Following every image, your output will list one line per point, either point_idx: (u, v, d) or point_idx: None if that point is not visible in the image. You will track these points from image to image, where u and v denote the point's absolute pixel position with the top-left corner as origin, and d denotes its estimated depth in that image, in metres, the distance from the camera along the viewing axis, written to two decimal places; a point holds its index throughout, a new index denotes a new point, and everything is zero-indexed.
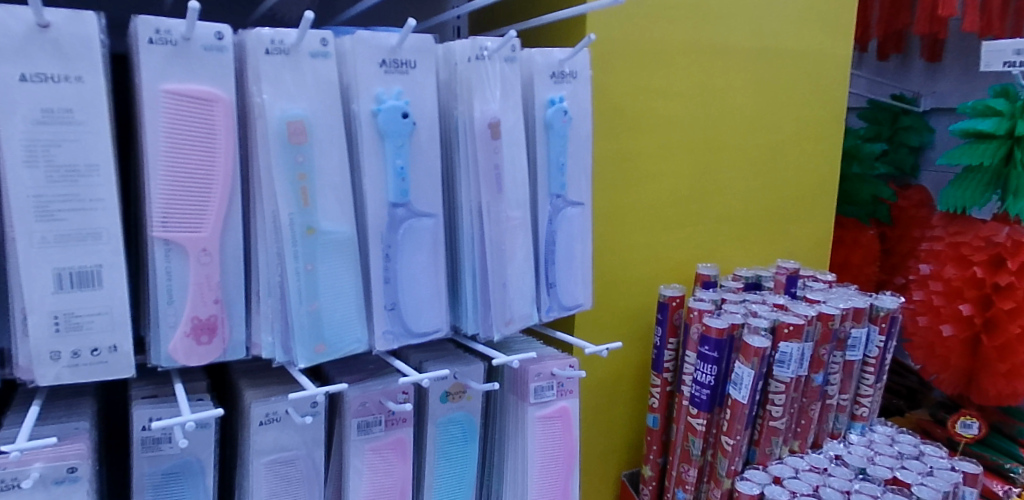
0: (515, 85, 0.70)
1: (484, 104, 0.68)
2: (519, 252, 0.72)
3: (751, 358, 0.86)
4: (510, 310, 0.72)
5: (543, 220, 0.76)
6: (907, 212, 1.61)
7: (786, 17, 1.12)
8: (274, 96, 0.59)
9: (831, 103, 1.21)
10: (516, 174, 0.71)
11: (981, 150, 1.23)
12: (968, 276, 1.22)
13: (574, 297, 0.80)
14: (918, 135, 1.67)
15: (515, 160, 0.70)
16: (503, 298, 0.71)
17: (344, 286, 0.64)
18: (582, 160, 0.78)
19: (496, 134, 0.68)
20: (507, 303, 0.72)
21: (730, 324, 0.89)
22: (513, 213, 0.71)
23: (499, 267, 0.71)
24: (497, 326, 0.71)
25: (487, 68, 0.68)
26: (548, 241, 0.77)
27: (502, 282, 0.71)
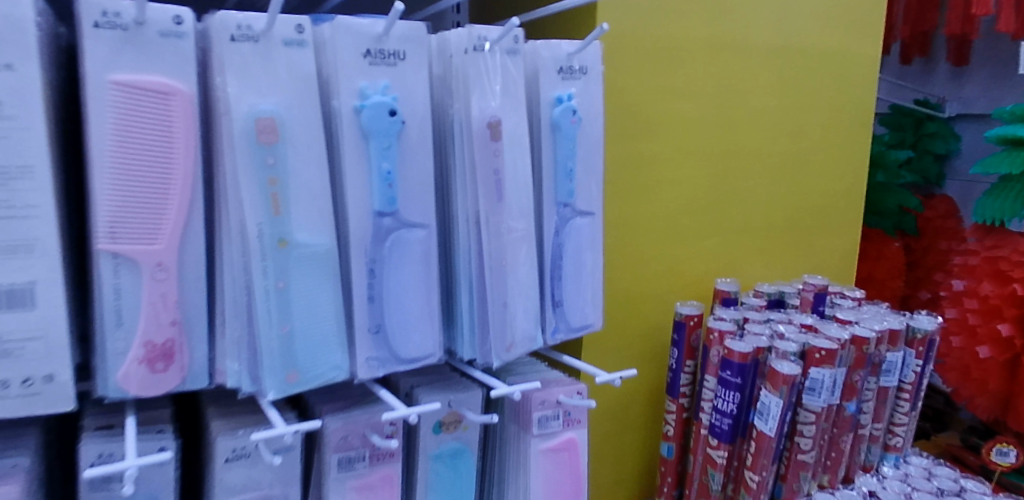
0: (518, 80, 0.63)
1: (483, 100, 0.60)
2: (522, 268, 0.64)
3: (779, 386, 0.77)
4: (511, 334, 0.64)
5: (550, 232, 0.68)
6: (933, 224, 1.54)
7: (813, 14, 1.04)
8: (241, 89, 0.51)
9: (858, 107, 1.13)
10: (520, 180, 0.63)
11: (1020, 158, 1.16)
12: (1007, 294, 1.14)
13: (582, 318, 0.72)
14: (944, 142, 1.58)
15: (517, 164, 0.63)
16: (503, 320, 0.63)
17: (321, 305, 0.56)
18: (592, 167, 0.70)
19: (497, 134, 0.61)
20: (509, 326, 0.64)
21: (754, 347, 0.81)
22: (516, 225, 0.63)
23: (500, 286, 0.63)
24: (497, 351, 0.63)
25: (487, 61, 0.60)
26: (555, 255, 0.69)
27: (502, 303, 0.63)
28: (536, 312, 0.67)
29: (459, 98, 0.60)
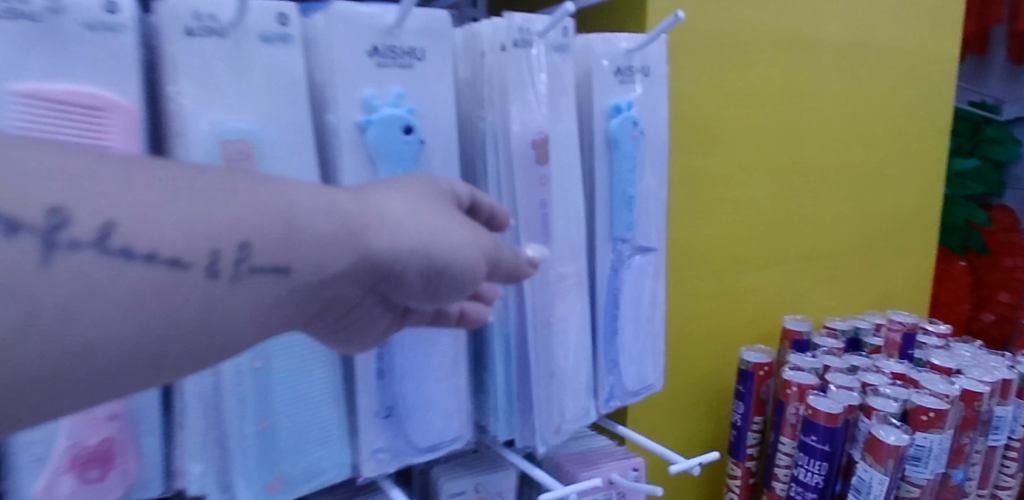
0: (567, 85, 0.49)
1: (524, 112, 0.46)
2: (575, 327, 0.51)
3: (885, 460, 0.63)
4: (561, 410, 0.51)
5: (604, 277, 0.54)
6: (998, 238, 1.38)
7: (891, 5, 0.90)
8: (204, 101, 0.38)
9: (936, 112, 0.99)
10: (573, 213, 0.50)
11: None
12: None
13: (641, 382, 0.58)
14: (1004, 148, 1.42)
15: (568, 193, 0.50)
16: (551, 393, 0.50)
17: (313, 383, 0.44)
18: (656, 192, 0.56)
19: (543, 156, 0.47)
20: (559, 399, 0.50)
21: (845, 407, 0.67)
22: (568, 271, 0.50)
23: (548, 349, 0.49)
24: (543, 435, 0.50)
25: (531, 60, 0.46)
26: (610, 305, 0.55)
27: (551, 372, 0.50)
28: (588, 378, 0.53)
29: (492, 110, 0.47)
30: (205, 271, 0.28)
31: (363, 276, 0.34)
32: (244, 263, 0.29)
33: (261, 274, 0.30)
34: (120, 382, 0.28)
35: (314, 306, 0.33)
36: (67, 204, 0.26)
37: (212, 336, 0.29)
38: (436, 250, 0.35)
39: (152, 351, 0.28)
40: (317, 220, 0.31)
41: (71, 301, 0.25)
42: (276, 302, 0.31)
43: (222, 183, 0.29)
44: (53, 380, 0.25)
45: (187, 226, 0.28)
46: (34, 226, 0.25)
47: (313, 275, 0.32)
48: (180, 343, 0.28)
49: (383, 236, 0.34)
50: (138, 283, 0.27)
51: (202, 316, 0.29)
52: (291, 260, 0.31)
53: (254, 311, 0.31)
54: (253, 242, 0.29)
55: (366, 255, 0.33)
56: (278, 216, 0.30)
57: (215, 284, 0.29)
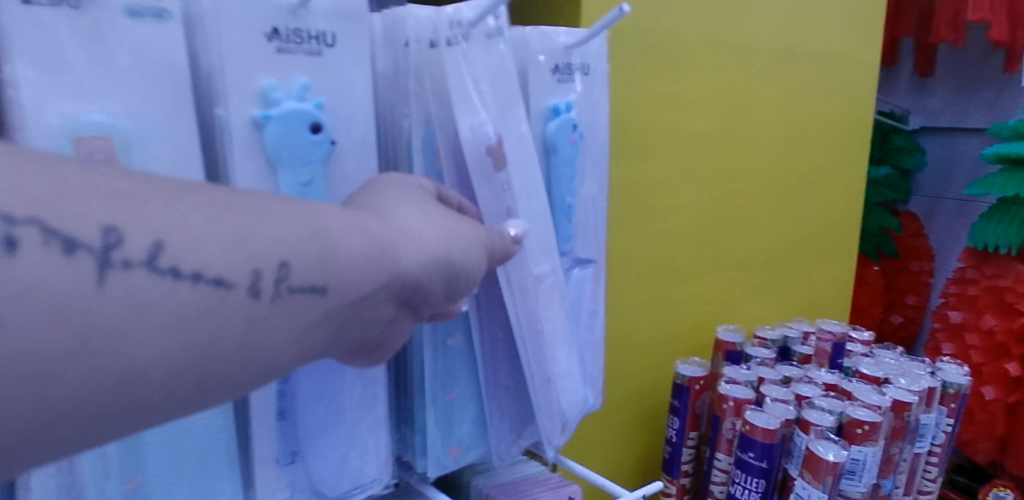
0: (513, 82, 0.44)
1: (472, 115, 0.42)
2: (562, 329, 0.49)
3: (824, 478, 0.61)
4: (559, 414, 0.50)
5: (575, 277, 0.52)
6: (908, 243, 1.42)
7: (821, 11, 0.89)
8: (51, 88, 0.31)
9: (859, 121, 1.00)
10: (532, 221, 0.46)
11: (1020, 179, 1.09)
12: (1013, 329, 1.06)
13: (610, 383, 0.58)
14: (911, 157, 1.47)
15: (531, 197, 0.46)
16: (549, 396, 0.48)
17: (193, 437, 0.38)
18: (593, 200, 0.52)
19: (500, 161, 0.43)
20: (557, 403, 0.49)
21: (782, 422, 0.65)
22: (550, 272, 0.48)
23: (540, 356, 0.47)
24: (551, 438, 0.49)
25: (469, 60, 0.42)
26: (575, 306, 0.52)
27: (546, 377, 0.48)
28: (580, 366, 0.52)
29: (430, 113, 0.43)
30: (250, 290, 0.27)
31: (394, 292, 0.33)
32: (285, 281, 0.28)
33: (301, 293, 0.29)
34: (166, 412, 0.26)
35: (350, 329, 0.32)
36: (118, 221, 0.25)
37: (257, 363, 0.28)
38: (451, 260, 0.36)
39: (200, 374, 0.26)
40: (349, 239, 0.31)
41: (123, 322, 0.24)
42: (313, 325, 0.30)
43: (248, 206, 0.28)
44: (101, 407, 0.24)
45: (232, 243, 0.27)
46: (88, 244, 0.24)
47: (348, 293, 0.31)
48: (228, 367, 0.27)
49: (408, 251, 0.34)
50: (186, 302, 0.25)
51: (246, 342, 0.28)
52: (328, 279, 0.30)
53: (294, 337, 0.30)
54: (292, 261, 0.29)
55: (393, 270, 0.33)
56: (311, 234, 0.30)
57: (258, 304, 0.28)
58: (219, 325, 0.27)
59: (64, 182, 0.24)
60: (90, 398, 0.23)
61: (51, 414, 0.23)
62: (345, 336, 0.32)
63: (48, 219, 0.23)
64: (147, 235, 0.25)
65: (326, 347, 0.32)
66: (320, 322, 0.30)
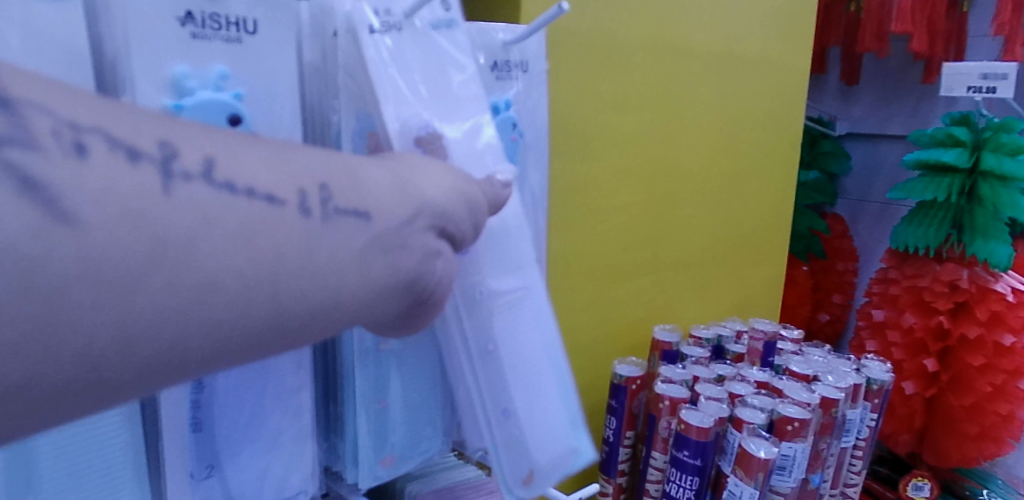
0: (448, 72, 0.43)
1: (398, 104, 0.40)
2: (522, 367, 0.47)
3: (756, 475, 0.62)
4: (523, 453, 0.47)
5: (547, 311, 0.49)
6: (835, 245, 1.48)
7: (754, 17, 0.91)
8: None
9: (791, 125, 1.02)
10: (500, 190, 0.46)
11: (940, 184, 1.14)
12: (932, 326, 1.12)
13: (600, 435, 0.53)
14: (838, 162, 1.52)
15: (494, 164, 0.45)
16: (510, 432, 0.47)
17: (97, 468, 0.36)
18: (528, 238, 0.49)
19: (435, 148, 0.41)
20: (519, 442, 0.47)
21: (716, 420, 0.65)
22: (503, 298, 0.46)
23: (494, 384, 0.46)
24: (511, 478, 0.47)
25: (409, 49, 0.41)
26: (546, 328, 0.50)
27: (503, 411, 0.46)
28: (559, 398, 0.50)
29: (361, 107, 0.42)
30: (299, 207, 0.31)
31: (435, 221, 0.37)
32: (329, 202, 0.33)
33: (346, 215, 0.33)
34: (246, 328, 0.30)
35: (405, 262, 0.35)
36: (170, 137, 0.29)
37: (324, 283, 0.32)
38: (468, 195, 0.39)
39: (270, 288, 0.30)
40: (375, 176, 0.36)
41: (190, 231, 0.28)
42: (365, 249, 0.34)
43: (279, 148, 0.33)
44: (182, 317, 0.27)
45: (278, 167, 0.32)
46: (147, 154, 0.28)
47: (389, 219, 0.35)
48: (298, 284, 0.31)
49: (433, 188, 0.37)
50: (245, 215, 0.29)
51: (307, 264, 0.31)
52: (367, 205, 0.34)
53: (349, 267, 0.33)
54: (330, 184, 0.33)
55: (421, 201, 0.36)
56: (339, 168, 0.34)
57: (310, 221, 0.32)
58: (280, 243, 0.30)
59: (91, 110, 0.28)
60: (170, 311, 0.27)
61: (138, 319, 0.26)
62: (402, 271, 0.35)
63: (108, 129, 0.27)
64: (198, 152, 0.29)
65: (388, 282, 0.35)
66: (370, 247, 0.34)
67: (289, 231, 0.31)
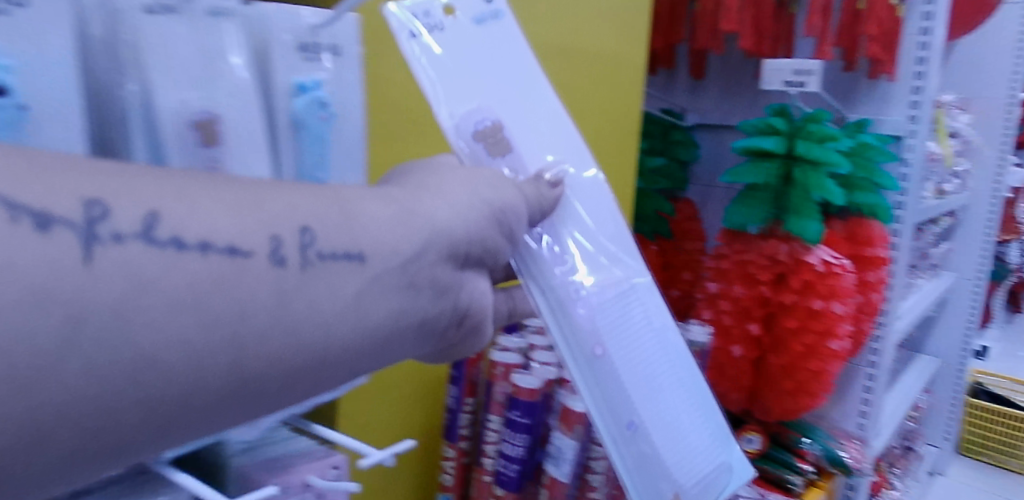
0: (477, 59, 0.63)
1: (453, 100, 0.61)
2: (634, 370, 0.63)
3: (574, 426, 0.68)
4: (646, 452, 0.63)
5: (641, 312, 0.66)
6: (682, 226, 1.60)
7: (585, 15, 0.99)
8: None
9: (630, 116, 1.11)
10: (571, 151, 0.65)
11: (763, 169, 1.26)
12: (755, 296, 1.26)
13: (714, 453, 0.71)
14: (687, 150, 1.63)
15: (521, 122, 0.64)
16: (632, 438, 0.62)
17: None
18: (609, 245, 0.65)
19: (495, 127, 0.62)
20: (638, 444, 0.63)
21: (543, 382, 0.71)
22: (597, 304, 0.62)
23: (608, 387, 0.61)
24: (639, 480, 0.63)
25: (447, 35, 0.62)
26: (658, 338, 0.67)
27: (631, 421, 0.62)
28: (676, 406, 0.67)
29: (149, 79, 0.50)
30: (271, 256, 0.41)
31: (440, 246, 0.49)
32: (310, 246, 0.43)
33: (336, 259, 0.44)
34: (209, 383, 0.39)
35: (424, 305, 0.49)
36: (98, 199, 0.37)
37: (309, 338, 0.42)
38: (475, 217, 0.52)
39: (231, 344, 0.39)
40: (376, 209, 0.47)
41: (121, 302, 0.36)
42: (367, 290, 0.45)
43: (259, 191, 0.43)
44: (119, 380, 0.36)
45: (245, 222, 0.41)
46: (71, 225, 0.36)
47: (390, 258, 0.46)
48: (254, 329, 0.39)
49: (439, 209, 0.50)
50: (193, 274, 0.38)
51: (277, 316, 0.41)
52: (361, 247, 0.45)
53: (348, 320, 0.44)
54: (314, 226, 0.44)
55: (431, 228, 0.49)
56: (335, 206, 0.46)
57: (285, 270, 0.42)
58: (241, 300, 0.39)
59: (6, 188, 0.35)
60: (92, 377, 0.35)
61: (68, 379, 0.34)
62: (413, 308, 0.48)
63: (15, 198, 0.35)
64: (136, 216, 0.38)
65: (406, 323, 0.47)
66: (366, 285, 0.45)
67: (255, 281, 0.40)
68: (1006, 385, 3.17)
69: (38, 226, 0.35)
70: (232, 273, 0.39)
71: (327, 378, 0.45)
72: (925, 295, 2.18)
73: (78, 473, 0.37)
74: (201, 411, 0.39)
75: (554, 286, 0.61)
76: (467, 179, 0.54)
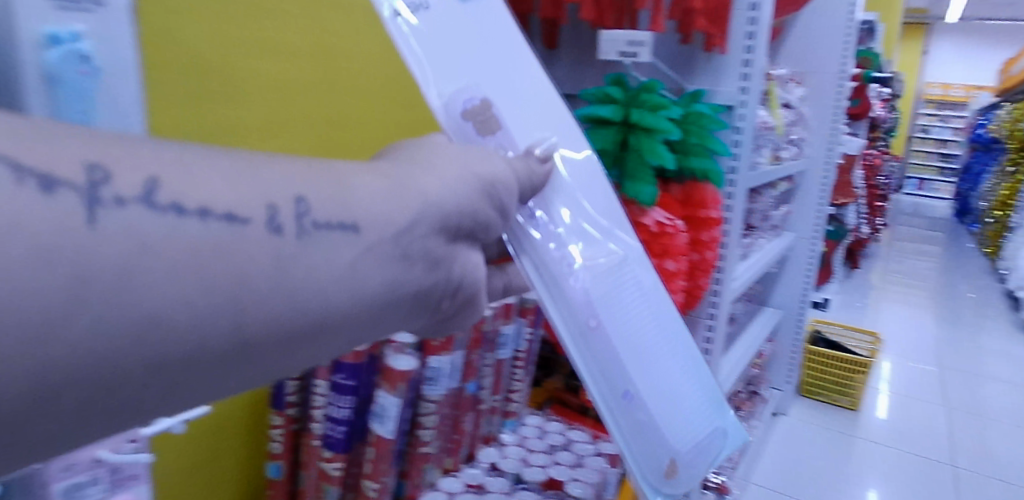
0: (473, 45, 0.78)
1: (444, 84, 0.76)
2: (629, 345, 0.83)
3: (396, 385, 0.82)
4: (639, 407, 0.84)
5: (634, 284, 0.86)
6: None
7: None
8: None
9: None
10: (562, 133, 0.83)
11: (600, 135, 1.32)
12: None
13: (707, 416, 0.92)
14: None
15: (508, 103, 0.79)
16: (624, 399, 0.83)
17: None
18: (607, 225, 0.85)
19: (486, 104, 0.77)
20: (630, 405, 0.83)
21: (368, 349, 0.83)
22: (591, 285, 0.82)
23: (599, 349, 0.81)
24: (627, 434, 0.83)
25: (439, 17, 0.77)
26: (649, 306, 0.87)
27: (626, 390, 0.83)
28: (672, 371, 0.88)
29: None
30: (269, 224, 0.52)
31: (439, 217, 0.63)
32: (305, 214, 0.54)
33: (331, 226, 0.55)
34: (214, 337, 0.48)
35: (416, 274, 0.62)
36: (83, 162, 0.45)
37: (302, 299, 0.52)
38: (466, 192, 0.66)
39: (234, 302, 0.48)
40: (373, 183, 0.60)
41: (128, 261, 0.44)
42: (361, 255, 0.57)
43: (246, 165, 0.54)
44: (148, 329, 0.44)
45: (244, 194, 0.51)
46: (66, 181, 0.44)
47: (383, 230, 0.58)
48: (257, 286, 0.50)
49: (427, 183, 0.63)
50: (203, 230, 0.48)
51: (273, 283, 0.51)
52: (356, 218, 0.57)
53: (375, 284, 0.58)
54: (309, 198, 0.55)
55: (425, 201, 0.62)
56: (334, 182, 0.58)
57: (281, 236, 0.52)
58: (238, 266, 0.49)
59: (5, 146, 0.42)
60: (128, 328, 0.43)
61: (94, 319, 0.42)
62: (406, 280, 0.61)
63: (15, 156, 0.42)
64: (132, 184, 0.47)
65: (400, 288, 0.60)
66: (360, 252, 0.57)
67: (248, 244, 0.50)
68: (838, 332, 3.54)
69: (35, 183, 0.42)
70: (236, 238, 0.49)
71: (321, 340, 0.56)
72: (763, 253, 2.37)
73: (105, 419, 0.46)
74: (208, 362, 0.48)
75: (547, 261, 0.80)
76: (457, 155, 0.68)
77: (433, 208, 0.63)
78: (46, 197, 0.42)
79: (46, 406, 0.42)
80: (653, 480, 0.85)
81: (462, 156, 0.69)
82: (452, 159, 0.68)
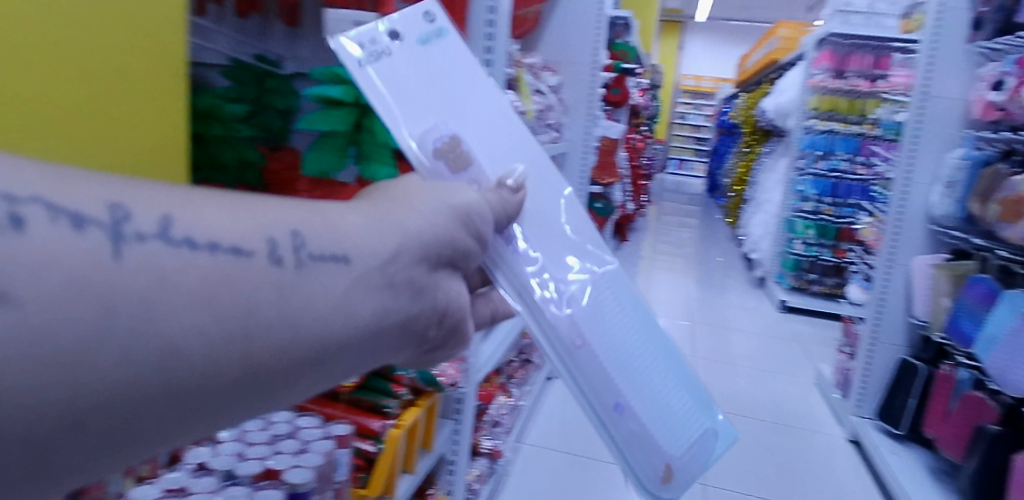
0: (434, 84, 0.91)
1: (415, 123, 0.88)
2: (615, 359, 0.92)
3: None
4: (630, 419, 0.91)
5: (613, 300, 0.95)
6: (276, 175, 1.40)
7: None
8: None
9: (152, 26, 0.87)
10: (531, 158, 0.95)
11: (333, 117, 1.29)
12: None
13: (700, 420, 0.98)
14: (285, 99, 1.40)
15: (477, 135, 0.92)
16: (609, 412, 0.90)
17: None
18: (581, 248, 0.95)
19: (455, 139, 0.89)
20: (619, 416, 0.90)
21: None
22: (574, 310, 0.91)
23: (581, 367, 0.89)
24: (620, 444, 0.91)
25: (398, 64, 0.89)
26: (629, 322, 0.96)
27: (615, 402, 0.90)
28: (659, 382, 0.95)
29: None
30: (268, 256, 0.58)
31: (426, 246, 0.69)
32: (300, 246, 0.61)
33: (323, 258, 0.61)
34: (224, 364, 0.54)
35: (402, 305, 0.67)
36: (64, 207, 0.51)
37: (293, 324, 0.58)
38: (458, 219, 0.73)
39: (241, 331, 0.54)
40: (354, 219, 0.66)
41: (149, 291, 0.51)
42: (354, 283, 0.63)
43: (255, 205, 0.63)
44: (169, 359, 0.51)
45: (242, 230, 0.58)
46: (87, 224, 0.50)
47: (369, 261, 0.64)
48: (270, 311, 0.57)
49: (417, 212, 0.70)
50: (217, 262, 0.55)
51: (276, 311, 0.57)
52: (343, 250, 0.63)
53: (364, 316, 0.64)
54: (299, 233, 0.61)
55: (403, 233, 0.68)
56: (314, 215, 0.64)
57: (280, 268, 0.59)
58: (244, 300, 0.55)
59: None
60: (157, 357, 0.50)
61: (115, 349, 0.48)
62: (393, 309, 0.67)
63: (31, 204, 0.48)
64: (150, 222, 0.53)
65: (387, 317, 0.66)
66: (351, 282, 0.63)
67: (253, 275, 0.56)
68: None
69: (65, 224, 0.49)
70: (233, 269, 0.55)
71: (326, 364, 0.62)
72: None
73: (118, 448, 0.52)
74: (214, 389, 0.54)
75: (525, 287, 0.89)
76: (435, 187, 0.75)
77: (419, 238, 0.69)
78: (76, 233, 0.49)
79: (84, 427, 0.48)
80: (649, 484, 0.92)
81: (441, 188, 0.75)
82: (437, 192, 0.74)
